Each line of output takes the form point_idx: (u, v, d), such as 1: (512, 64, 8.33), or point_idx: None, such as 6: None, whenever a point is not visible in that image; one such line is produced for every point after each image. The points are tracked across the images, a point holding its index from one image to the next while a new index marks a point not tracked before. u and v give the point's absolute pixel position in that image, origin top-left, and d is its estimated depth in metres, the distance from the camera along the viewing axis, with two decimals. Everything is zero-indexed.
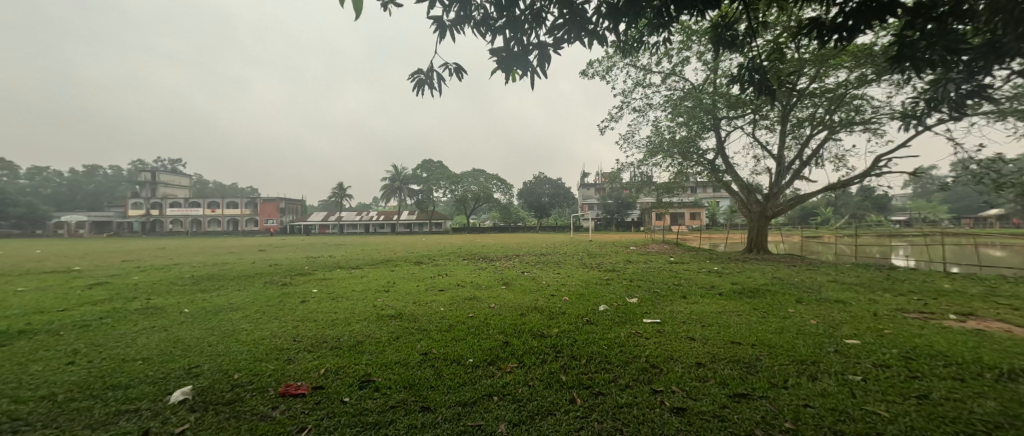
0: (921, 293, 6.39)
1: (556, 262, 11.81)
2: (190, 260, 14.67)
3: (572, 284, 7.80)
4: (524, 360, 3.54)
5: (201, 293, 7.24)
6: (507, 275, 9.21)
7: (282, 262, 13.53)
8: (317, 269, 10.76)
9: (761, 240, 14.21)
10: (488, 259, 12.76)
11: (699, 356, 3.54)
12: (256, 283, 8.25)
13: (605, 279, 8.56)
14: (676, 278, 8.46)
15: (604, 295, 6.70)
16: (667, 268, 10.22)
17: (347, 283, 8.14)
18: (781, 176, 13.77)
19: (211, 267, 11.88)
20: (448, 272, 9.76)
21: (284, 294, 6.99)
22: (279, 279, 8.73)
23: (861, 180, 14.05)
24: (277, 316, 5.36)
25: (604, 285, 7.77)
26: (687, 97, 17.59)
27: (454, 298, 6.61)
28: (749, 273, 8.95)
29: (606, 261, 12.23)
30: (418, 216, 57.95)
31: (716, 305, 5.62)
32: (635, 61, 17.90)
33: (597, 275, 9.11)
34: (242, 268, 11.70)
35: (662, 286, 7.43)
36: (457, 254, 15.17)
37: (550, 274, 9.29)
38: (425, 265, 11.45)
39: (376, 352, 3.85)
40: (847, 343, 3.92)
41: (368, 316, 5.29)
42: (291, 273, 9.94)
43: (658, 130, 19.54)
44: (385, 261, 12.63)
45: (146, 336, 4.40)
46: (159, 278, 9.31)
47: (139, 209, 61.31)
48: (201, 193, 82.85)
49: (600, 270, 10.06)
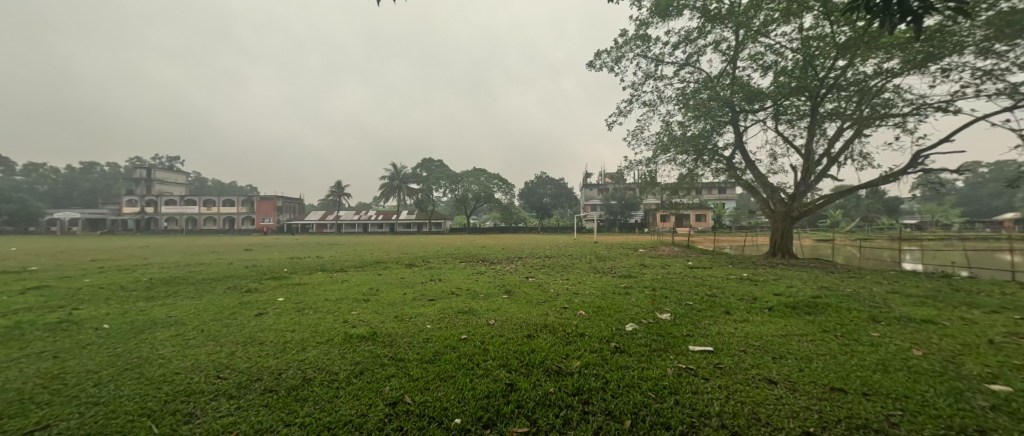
0: (1018, 309, 5.20)
1: (563, 265, 10.63)
2: (162, 261, 13.42)
3: (588, 294, 6.60)
4: (538, 420, 2.38)
5: (142, 301, 6.05)
6: (508, 281, 8.03)
7: (262, 263, 12.35)
8: (296, 273, 9.57)
9: (786, 243, 13.00)
10: (487, 262, 11.54)
11: (800, 417, 2.36)
12: (216, 289, 7.06)
13: (624, 287, 7.37)
14: (707, 287, 7.24)
15: (629, 308, 5.50)
16: (690, 274, 9.01)
17: (322, 289, 6.96)
18: (809, 174, 12.59)
19: (181, 269, 10.71)
20: (441, 277, 8.54)
21: (241, 304, 5.79)
22: (245, 285, 7.53)
23: (895, 178, 12.92)
24: (214, 335, 4.16)
25: (625, 294, 6.58)
26: (703, 90, 16.49)
27: (445, 311, 5.44)
28: (788, 281, 7.77)
29: (618, 265, 11.05)
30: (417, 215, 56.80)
31: (777, 326, 4.42)
32: (646, 51, 16.82)
33: (613, 282, 7.90)
34: (214, 269, 10.50)
35: (694, 297, 6.24)
36: (454, 256, 13.95)
37: (558, 281, 8.08)
38: (417, 268, 10.24)
39: (325, 399, 2.70)
40: (999, 392, 2.74)
41: (332, 337, 4.08)
42: (263, 277, 8.74)
43: (669, 126, 18.44)
44: (374, 264, 11.46)
45: (21, 366, 3.25)
46: (112, 282, 8.15)
47: (133, 207, 60.32)
48: (198, 191, 81.93)
49: (614, 276, 8.87)
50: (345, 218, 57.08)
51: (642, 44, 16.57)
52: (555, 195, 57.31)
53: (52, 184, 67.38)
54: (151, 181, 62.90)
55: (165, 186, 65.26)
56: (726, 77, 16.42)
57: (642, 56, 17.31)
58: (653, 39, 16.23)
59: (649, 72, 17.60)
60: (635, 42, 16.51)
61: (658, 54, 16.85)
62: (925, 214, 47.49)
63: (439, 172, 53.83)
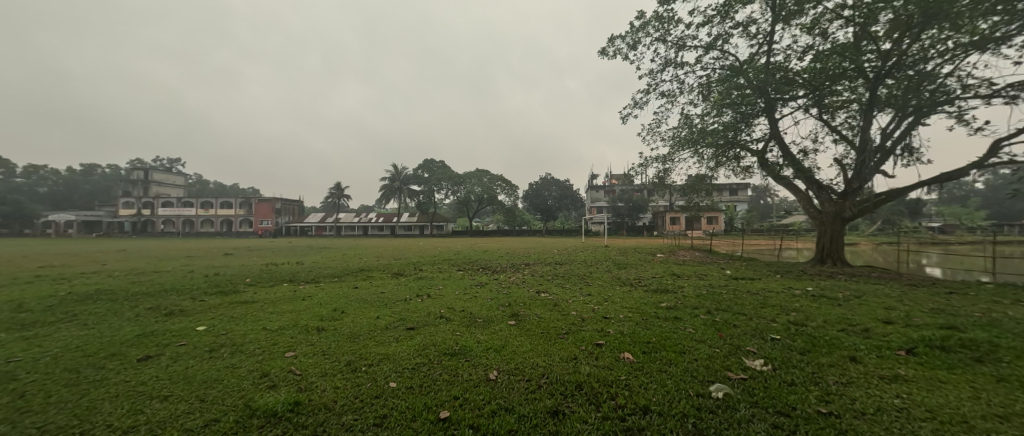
0: None
1: (579, 275, 8.91)
2: (118, 267, 11.72)
3: (625, 320, 4.88)
4: None
5: (9, 331, 4.36)
6: (515, 299, 6.26)
7: (230, 271, 10.68)
8: (256, 285, 7.85)
9: (836, 247, 11.13)
10: (488, 271, 9.76)
11: None
12: (131, 310, 5.35)
13: (666, 307, 5.63)
14: (778, 308, 5.47)
15: (693, 347, 3.74)
16: (742, 288, 7.22)
17: (269, 311, 5.24)
18: (863, 167, 10.78)
19: (128, 279, 9.05)
20: (430, 292, 6.79)
21: (139, 337, 4.09)
22: (175, 303, 5.83)
23: (963, 173, 11.10)
24: (28, 412, 2.47)
25: (672, 320, 4.84)
26: (730, 77, 14.80)
27: (424, 351, 3.71)
28: (880, 300, 5.93)
29: (643, 274, 9.32)
30: (418, 217, 55.25)
31: (966, 394, 2.67)
32: (666, 34, 15.22)
33: (650, 300, 6.13)
34: (164, 279, 8.81)
35: (777, 326, 4.48)
36: (451, 262, 12.22)
37: (579, 299, 6.27)
38: (403, 279, 8.52)
39: None
40: None
41: (218, 418, 2.37)
42: (211, 290, 7.05)
43: (690, 119, 16.78)
44: (355, 272, 9.77)
45: None
46: (18, 298, 6.47)
47: (130, 209, 59.16)
48: (199, 192, 80.91)
49: (646, 290, 7.10)
50: (345, 220, 55.52)
51: (662, 26, 14.98)
52: (558, 197, 55.61)
53: (50, 185, 66.41)
54: (148, 182, 61.81)
55: (163, 188, 64.31)
56: (755, 63, 14.73)
57: (661, 41, 15.71)
58: (674, 20, 14.62)
59: (668, 58, 15.96)
60: (653, 24, 14.93)
61: (679, 39, 15.26)
62: (947, 216, 45.38)
63: (440, 173, 52.25)
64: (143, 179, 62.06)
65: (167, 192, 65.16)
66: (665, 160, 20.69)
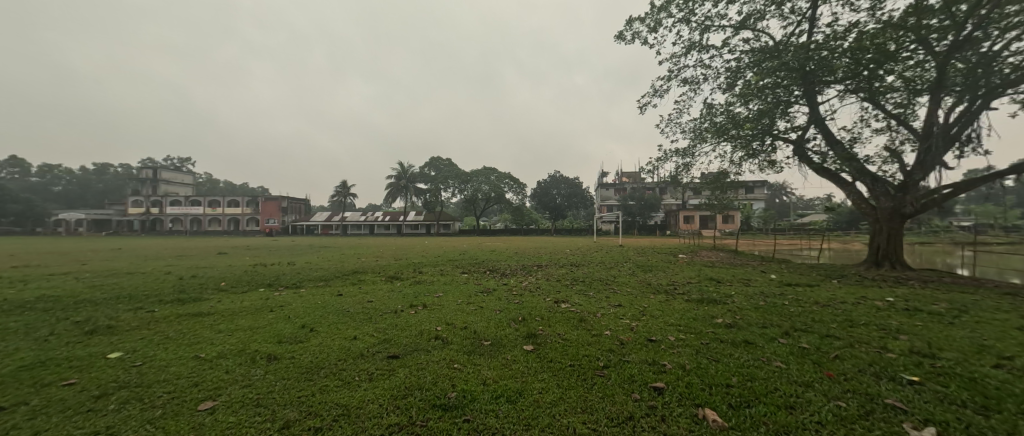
0: None
1: (602, 280, 7.69)
2: (94, 268, 10.68)
3: (679, 344, 3.65)
4: None
5: None
6: (529, 312, 5.06)
7: (212, 272, 9.61)
8: (227, 291, 6.75)
9: (895, 248, 9.72)
10: (497, 274, 8.55)
11: None
12: (50, 326, 4.27)
13: (724, 324, 4.39)
14: (874, 327, 4.20)
15: (802, 398, 2.51)
16: (805, 298, 5.93)
17: (215, 329, 4.09)
18: (928, 156, 9.36)
19: (92, 281, 8.02)
20: (426, 302, 5.61)
21: (19, 370, 2.99)
22: (111, 315, 4.74)
23: None
24: None
25: (742, 346, 3.61)
26: (763, 60, 13.44)
27: (403, 399, 2.53)
28: (1000, 318, 4.61)
29: (676, 279, 8.05)
30: (424, 216, 54.17)
31: None
32: (690, 14, 13.92)
33: (699, 315, 4.87)
34: (129, 283, 7.72)
35: (898, 358, 3.22)
36: (456, 263, 11.07)
37: (609, 313, 5.05)
38: (398, 284, 7.35)
39: None
40: None
41: None
42: (171, 297, 5.96)
43: (716, 107, 15.46)
44: (347, 276, 8.64)
45: None
46: None
47: (139, 208, 59.21)
48: (208, 191, 81.09)
49: (688, 300, 5.84)
50: (352, 219, 54.83)
51: (686, 5, 13.69)
52: (567, 195, 53.86)
53: (64, 184, 66.99)
54: (157, 181, 61.80)
55: (172, 187, 64.37)
56: (791, 44, 13.32)
57: (684, 22, 14.41)
58: None
59: (691, 41, 14.72)
60: (676, 3, 13.65)
61: (705, 19, 13.96)
62: (980, 216, 42.80)
63: (448, 170, 51.10)
64: (152, 178, 62.14)
65: (176, 191, 65.07)
66: (685, 154, 19.36)
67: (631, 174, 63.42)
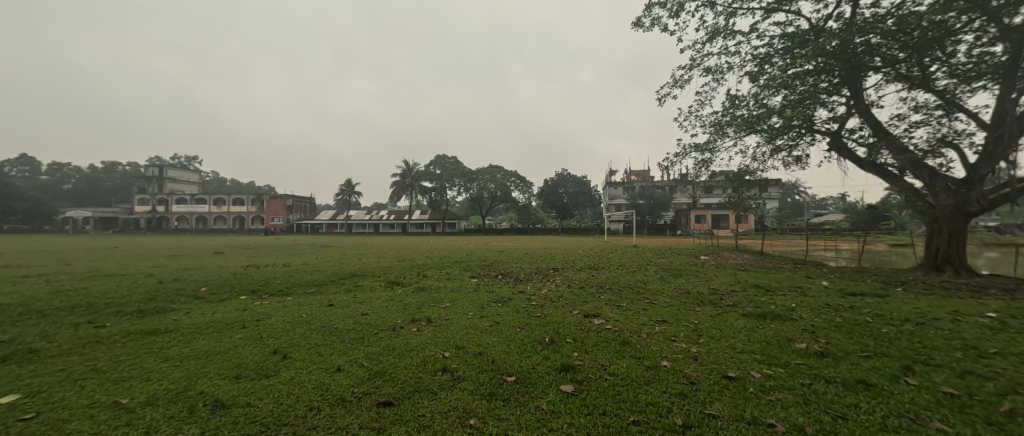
0: None
1: (631, 287, 6.73)
2: (73, 270, 9.87)
3: (776, 389, 2.66)
4: None
5: None
6: (557, 331, 4.13)
7: (198, 275, 8.78)
8: (202, 299, 5.87)
9: (957, 251, 8.67)
10: (509, 279, 7.61)
11: None
12: None
13: (814, 353, 3.41)
14: (1016, 360, 3.21)
15: None
16: (887, 313, 4.92)
17: (159, 355, 3.19)
18: (998, 148, 8.28)
19: (60, 286, 7.19)
20: (430, 316, 4.69)
21: None
22: (45, 333, 3.85)
23: None
24: None
25: (863, 391, 2.63)
26: (796, 45, 12.37)
27: None
28: None
29: (715, 286, 7.08)
30: (430, 215, 53.46)
31: None
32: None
33: (772, 337, 3.90)
34: (98, 288, 6.87)
35: None
36: (463, 266, 10.18)
37: (655, 332, 4.10)
38: (397, 292, 6.43)
39: None
40: None
41: None
42: (131, 306, 5.08)
43: (741, 99, 14.47)
44: (342, 280, 7.75)
45: None
46: None
47: (145, 206, 59.25)
48: (214, 190, 81.16)
49: (744, 314, 4.88)
50: (356, 217, 54.21)
51: None
52: (574, 193, 52.50)
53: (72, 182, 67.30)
54: (163, 179, 61.74)
55: (177, 185, 64.36)
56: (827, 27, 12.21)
57: (707, 7, 13.42)
58: None
59: (716, 27, 13.70)
60: None
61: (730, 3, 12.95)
62: (1005, 216, 41.01)
63: (453, 168, 50.25)
64: (158, 176, 61.98)
65: (182, 189, 65.00)
66: (703, 149, 18.35)
67: (640, 172, 62.18)
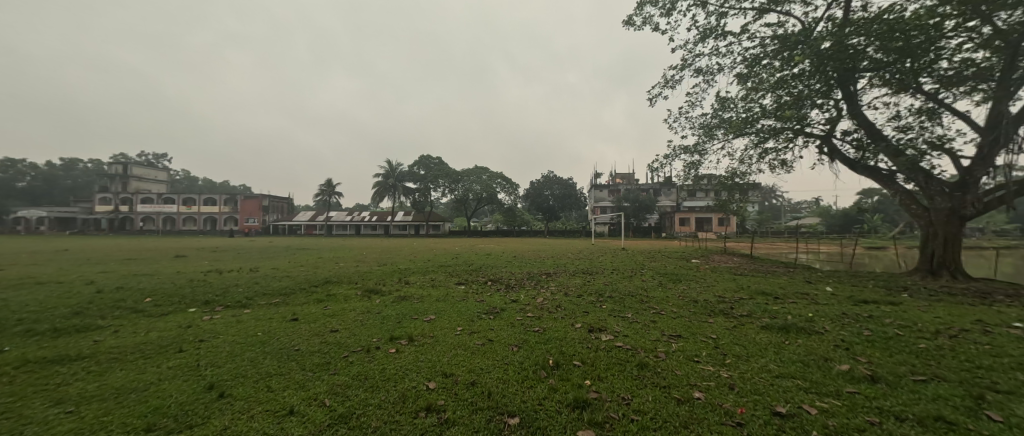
0: None
1: (633, 295, 6.20)
2: (3, 276, 8.67)
3: (844, 432, 2.14)
4: None
5: None
6: (562, 350, 3.53)
7: (147, 282, 7.78)
8: (142, 312, 5.02)
9: (953, 255, 8.54)
10: (501, 286, 6.98)
11: None
12: None
13: (864, 378, 2.93)
14: None
15: None
16: (912, 324, 4.54)
17: (48, 397, 2.42)
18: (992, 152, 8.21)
19: None
20: (412, 333, 4.02)
21: None
22: None
23: None
24: None
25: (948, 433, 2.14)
26: (787, 47, 12.25)
27: None
28: None
29: (720, 292, 6.62)
30: (413, 217, 52.24)
31: None
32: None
33: (808, 356, 3.40)
34: (19, 299, 5.86)
35: None
36: (448, 271, 9.45)
37: (674, 351, 3.56)
38: (374, 302, 5.70)
39: None
40: None
41: None
42: (45, 324, 4.20)
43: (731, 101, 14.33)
44: (313, 288, 6.94)
45: None
46: None
47: (107, 205, 55.75)
48: (185, 189, 77.39)
49: (765, 326, 4.40)
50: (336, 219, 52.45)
51: None
52: (559, 195, 52.22)
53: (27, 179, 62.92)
54: (128, 178, 58.29)
55: (144, 183, 60.94)
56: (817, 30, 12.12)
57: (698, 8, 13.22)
58: None
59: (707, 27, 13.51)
60: None
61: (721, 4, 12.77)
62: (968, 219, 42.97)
63: (438, 169, 49.18)
64: (122, 173, 58.52)
65: (149, 187, 61.57)
66: (692, 151, 18.21)
67: (625, 174, 62.46)
